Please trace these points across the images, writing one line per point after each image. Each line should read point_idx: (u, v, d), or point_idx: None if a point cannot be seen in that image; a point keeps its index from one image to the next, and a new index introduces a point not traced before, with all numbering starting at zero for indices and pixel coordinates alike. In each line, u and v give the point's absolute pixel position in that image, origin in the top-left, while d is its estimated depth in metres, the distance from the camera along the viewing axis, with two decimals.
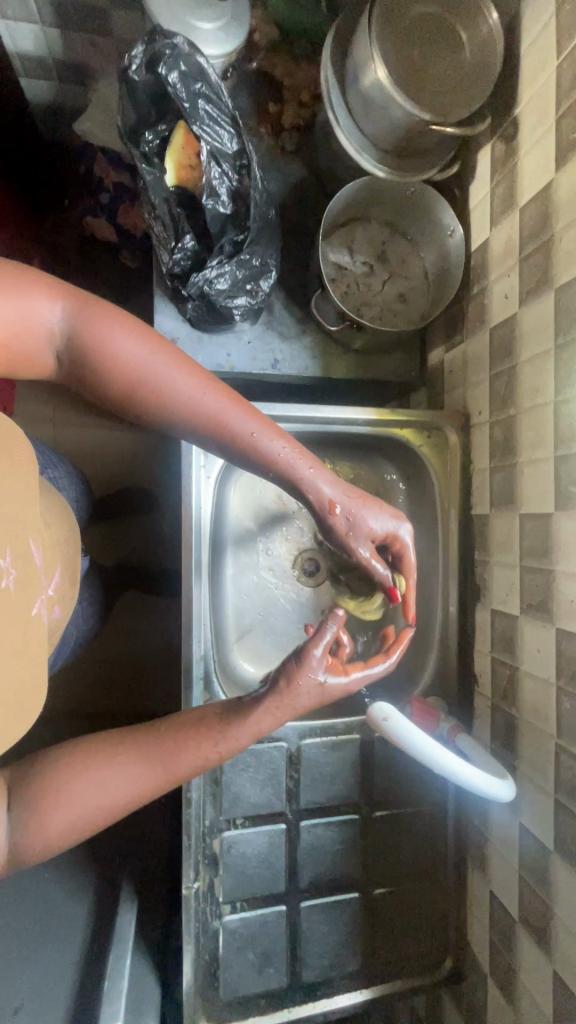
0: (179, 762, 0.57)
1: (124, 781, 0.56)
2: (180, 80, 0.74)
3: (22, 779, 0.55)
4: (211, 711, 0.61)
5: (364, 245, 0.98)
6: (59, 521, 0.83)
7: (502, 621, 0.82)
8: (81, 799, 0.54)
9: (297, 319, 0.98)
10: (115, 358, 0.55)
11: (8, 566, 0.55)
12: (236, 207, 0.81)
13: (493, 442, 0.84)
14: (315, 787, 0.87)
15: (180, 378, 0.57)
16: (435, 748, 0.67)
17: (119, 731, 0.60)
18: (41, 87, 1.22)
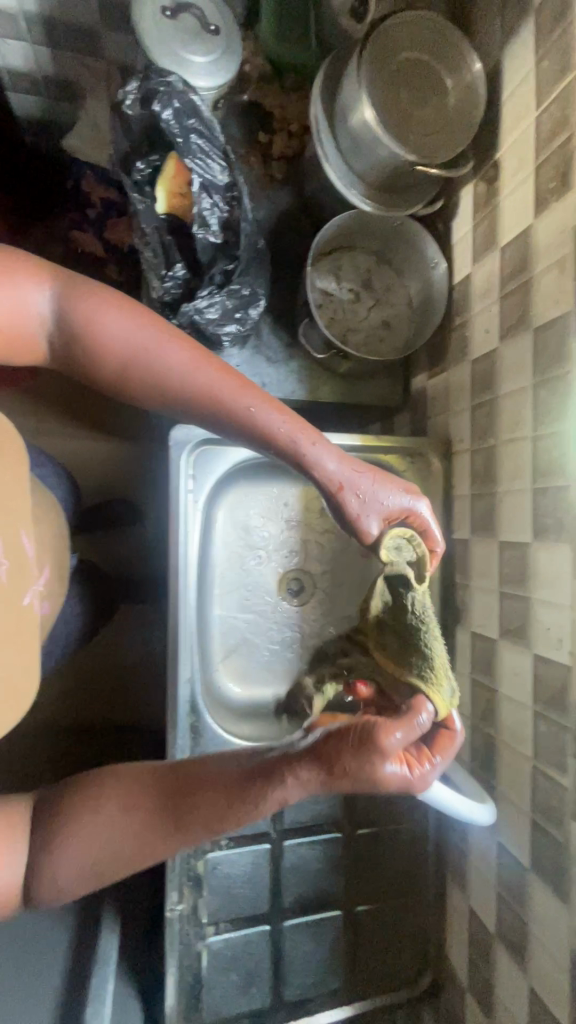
0: (190, 823, 0.54)
1: (132, 831, 0.55)
2: (173, 116, 0.76)
3: (44, 815, 0.57)
4: (229, 764, 0.56)
5: (351, 272, 1.00)
6: (49, 519, 0.88)
7: (481, 644, 0.85)
8: (90, 840, 0.54)
9: (284, 344, 1.00)
10: (104, 337, 0.58)
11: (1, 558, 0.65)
12: (227, 237, 0.82)
13: (474, 470, 0.87)
14: (299, 806, 0.88)
15: (171, 354, 0.59)
16: None
17: (137, 773, 0.58)
18: (29, 103, 1.23)
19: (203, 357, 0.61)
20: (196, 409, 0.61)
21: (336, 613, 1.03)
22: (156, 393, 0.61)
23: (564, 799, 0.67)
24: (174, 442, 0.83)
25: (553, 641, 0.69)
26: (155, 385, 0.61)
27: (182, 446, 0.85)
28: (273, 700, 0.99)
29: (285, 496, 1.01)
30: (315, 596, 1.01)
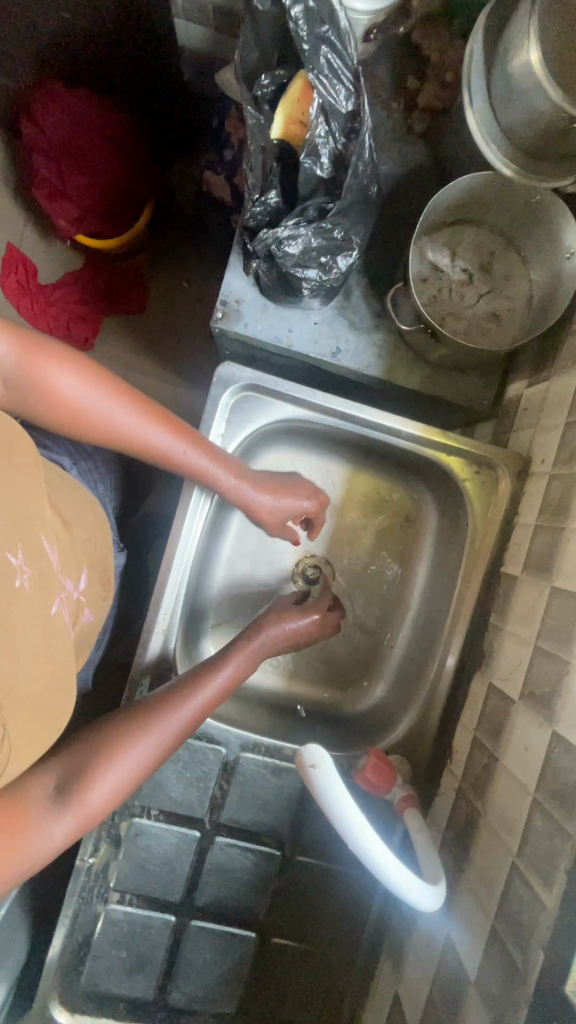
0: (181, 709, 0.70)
1: (136, 758, 0.67)
2: (303, 15, 0.66)
3: (116, 732, 0.68)
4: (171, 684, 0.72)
5: (469, 250, 0.90)
6: (84, 518, 0.78)
7: (496, 701, 0.70)
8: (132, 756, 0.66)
9: (372, 313, 0.91)
10: (61, 396, 0.63)
11: (21, 566, 0.57)
12: (335, 174, 0.75)
13: (546, 499, 0.72)
14: (242, 805, 0.80)
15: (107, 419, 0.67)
16: (357, 816, 0.55)
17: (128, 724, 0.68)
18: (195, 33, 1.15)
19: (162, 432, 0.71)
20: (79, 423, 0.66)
21: (348, 615, 0.94)
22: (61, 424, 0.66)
23: (536, 919, 0.53)
24: (218, 376, 0.77)
25: None
26: (155, 451, 0.71)
27: (225, 385, 0.78)
28: (254, 684, 0.91)
29: (327, 474, 0.94)
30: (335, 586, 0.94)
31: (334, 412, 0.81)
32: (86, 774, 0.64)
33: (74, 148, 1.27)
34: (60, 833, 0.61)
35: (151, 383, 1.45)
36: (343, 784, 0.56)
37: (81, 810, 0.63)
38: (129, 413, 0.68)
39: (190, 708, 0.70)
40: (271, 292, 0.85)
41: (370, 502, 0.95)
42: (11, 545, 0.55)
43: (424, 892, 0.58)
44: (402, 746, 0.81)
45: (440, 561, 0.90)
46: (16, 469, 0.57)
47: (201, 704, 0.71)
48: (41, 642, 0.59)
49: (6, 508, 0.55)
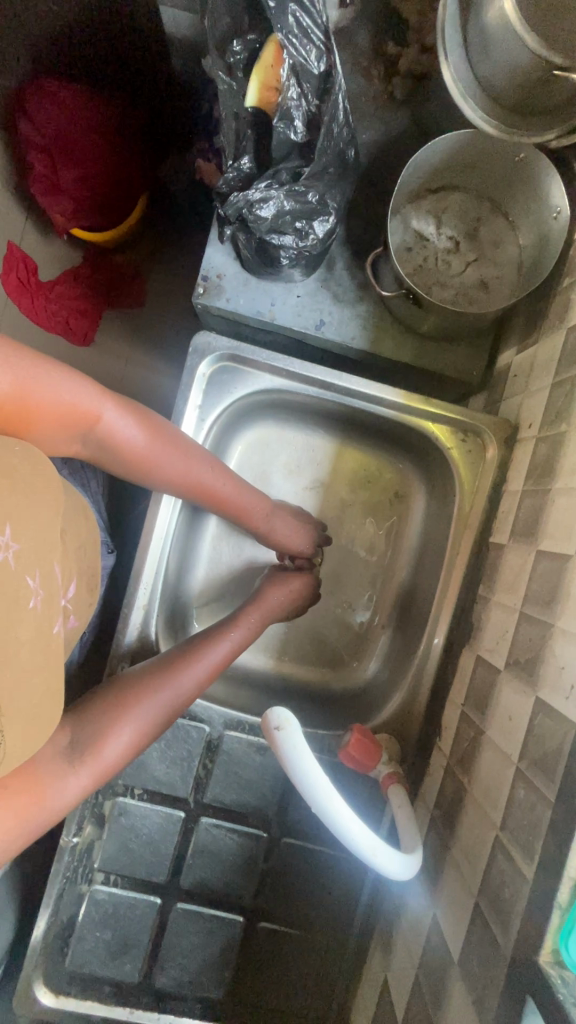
0: (181, 679, 0.71)
1: (144, 718, 0.69)
2: None
3: (123, 700, 0.69)
4: (172, 651, 0.74)
5: (455, 218, 0.89)
6: (76, 525, 0.76)
7: (483, 673, 0.68)
8: (142, 720, 0.69)
9: (356, 283, 0.89)
10: (120, 437, 0.69)
11: (37, 588, 0.59)
12: (309, 137, 0.74)
13: (533, 463, 0.69)
14: (226, 784, 0.78)
15: (160, 459, 0.72)
16: (324, 788, 0.55)
17: (135, 692, 0.70)
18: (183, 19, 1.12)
19: (209, 472, 0.77)
20: (136, 461, 0.72)
21: (336, 593, 0.93)
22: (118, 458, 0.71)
23: (518, 892, 0.50)
24: (193, 344, 0.76)
25: (563, 687, 0.51)
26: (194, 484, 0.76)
27: (201, 354, 0.77)
28: (243, 665, 0.90)
29: (313, 450, 0.93)
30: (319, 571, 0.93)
31: (313, 381, 0.79)
32: (100, 732, 0.67)
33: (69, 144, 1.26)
34: (74, 788, 0.64)
35: (147, 372, 1.45)
36: (309, 748, 0.56)
37: (94, 767, 0.66)
38: (172, 449, 0.73)
39: (192, 673, 0.72)
40: (251, 265, 0.84)
41: (358, 478, 0.93)
42: (30, 569, 0.58)
43: (392, 860, 0.57)
44: (391, 724, 0.78)
45: (430, 536, 0.87)
46: (37, 497, 0.59)
47: (201, 672, 0.72)
48: (44, 657, 0.60)
49: (27, 535, 0.58)
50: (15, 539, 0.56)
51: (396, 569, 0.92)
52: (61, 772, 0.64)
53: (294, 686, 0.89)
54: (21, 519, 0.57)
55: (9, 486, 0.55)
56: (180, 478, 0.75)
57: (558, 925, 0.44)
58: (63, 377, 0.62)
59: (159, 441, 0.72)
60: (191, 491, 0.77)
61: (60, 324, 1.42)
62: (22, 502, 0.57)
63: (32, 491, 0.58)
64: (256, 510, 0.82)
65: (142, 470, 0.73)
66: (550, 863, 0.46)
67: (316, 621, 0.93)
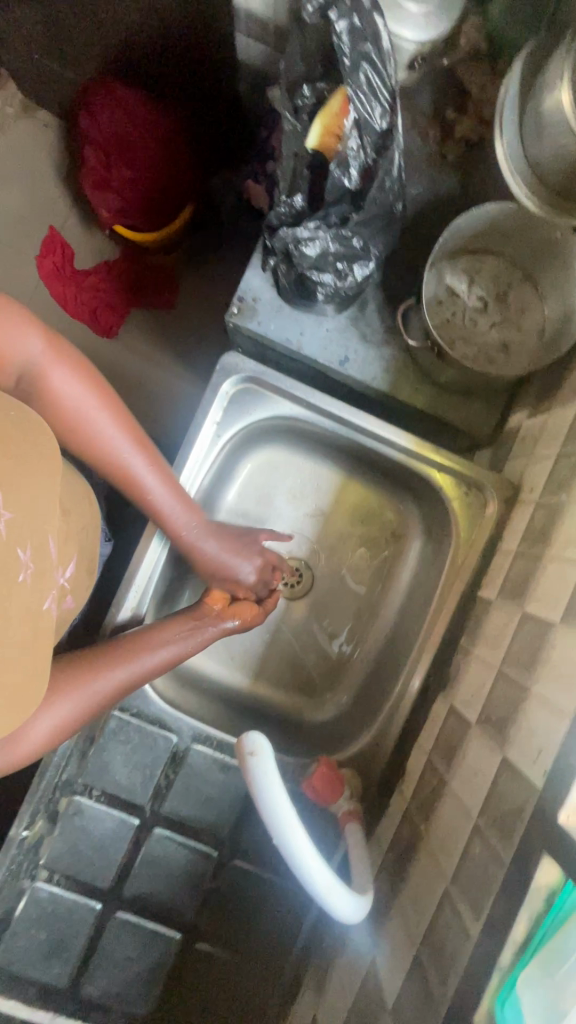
0: (108, 670, 0.71)
1: (67, 705, 0.68)
2: (347, 32, 0.70)
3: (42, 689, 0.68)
4: (114, 644, 0.74)
5: (487, 280, 0.93)
6: (80, 508, 0.79)
7: (453, 724, 0.69)
8: (65, 708, 0.68)
9: (385, 327, 0.92)
10: (62, 404, 0.68)
11: (27, 562, 0.60)
12: (362, 186, 0.77)
13: (530, 526, 0.72)
14: (186, 797, 0.77)
15: (98, 439, 0.70)
16: (286, 818, 0.56)
17: (57, 679, 0.69)
18: (256, 49, 1.17)
19: (146, 473, 0.73)
20: (71, 435, 0.69)
21: (320, 621, 0.94)
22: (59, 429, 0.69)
23: (460, 947, 0.51)
24: (222, 363, 0.78)
25: (531, 751, 0.53)
26: (134, 481, 0.73)
27: (227, 374, 0.79)
28: (218, 680, 0.90)
29: (319, 479, 0.95)
30: (305, 598, 0.95)
31: (331, 415, 0.81)
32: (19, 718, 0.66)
33: (126, 145, 1.32)
34: None
35: (167, 374, 1.48)
36: (284, 788, 0.56)
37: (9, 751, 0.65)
38: (114, 429, 0.71)
39: (121, 668, 0.72)
40: (288, 293, 0.87)
41: (359, 513, 0.95)
42: (21, 541, 0.59)
43: (346, 899, 0.57)
44: (356, 759, 0.79)
45: (420, 580, 0.90)
46: (35, 468, 0.61)
47: (131, 671, 0.72)
48: (30, 637, 0.61)
49: (20, 505, 0.59)
50: (7, 508, 0.57)
51: (381, 607, 0.94)
52: None
53: (266, 708, 0.90)
54: (12, 488, 0.58)
55: (7, 452, 0.58)
56: (114, 468, 0.72)
57: (497, 987, 0.45)
58: (19, 326, 0.63)
59: (104, 412, 0.70)
60: (126, 486, 0.73)
61: (87, 313, 1.48)
62: (15, 473, 0.58)
63: (29, 461, 0.60)
64: (189, 525, 0.77)
65: (79, 444, 0.70)
66: (496, 924, 0.47)
67: (296, 646, 0.93)
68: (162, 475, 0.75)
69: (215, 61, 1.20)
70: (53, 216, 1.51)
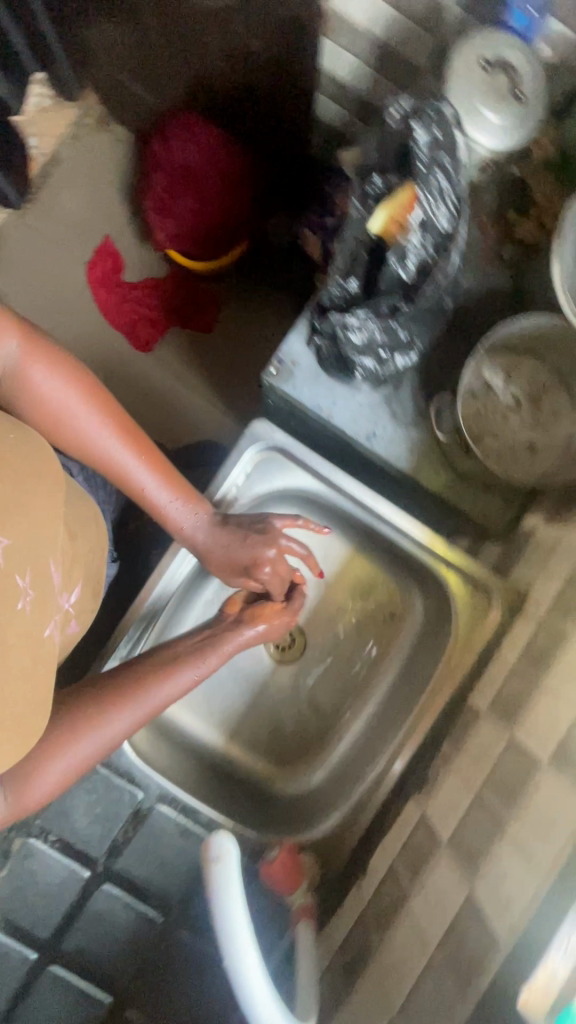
0: (129, 709, 0.70)
1: (81, 751, 0.68)
2: (427, 140, 0.72)
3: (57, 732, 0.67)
4: (133, 676, 0.72)
5: (524, 379, 0.92)
6: (87, 529, 0.79)
7: (422, 835, 0.68)
8: (81, 752, 0.68)
9: (417, 412, 0.93)
10: (42, 398, 0.66)
11: (26, 587, 0.60)
12: (416, 280, 0.79)
13: (530, 646, 0.71)
14: (142, 857, 0.76)
15: (82, 432, 0.69)
16: (235, 927, 0.56)
17: (73, 719, 0.68)
18: (331, 110, 1.21)
19: (134, 462, 0.72)
20: (56, 429, 0.68)
21: (306, 688, 0.93)
22: (43, 424, 0.68)
23: None
24: (248, 431, 0.79)
25: (498, 901, 0.51)
26: (121, 470, 0.72)
27: (253, 440, 0.80)
28: (193, 733, 0.89)
29: (328, 547, 0.94)
30: (295, 664, 0.93)
31: (351, 494, 0.81)
32: (35, 762, 0.65)
33: (192, 176, 1.36)
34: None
35: (197, 405, 1.51)
36: (237, 899, 0.58)
37: (21, 798, 0.65)
38: (96, 423, 0.69)
39: (142, 706, 0.70)
40: (327, 365, 0.88)
41: (362, 586, 0.94)
42: (19, 566, 0.59)
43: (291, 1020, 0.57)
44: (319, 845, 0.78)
45: (413, 667, 0.89)
46: (35, 489, 0.61)
47: (151, 707, 0.71)
48: (32, 666, 0.60)
49: (19, 529, 0.59)
50: (4, 534, 0.57)
51: (368, 684, 0.92)
52: None
53: (238, 769, 0.89)
54: (9, 512, 0.58)
55: (3, 475, 0.58)
56: (102, 459, 0.71)
57: None
58: None
59: (85, 407, 0.68)
60: (116, 476, 0.73)
61: (126, 323, 1.52)
62: (12, 498, 0.59)
63: (27, 484, 0.60)
64: (180, 512, 0.77)
65: (62, 439, 0.69)
66: None
67: (278, 709, 0.92)
68: (150, 462, 0.74)
69: (297, 115, 1.24)
70: (111, 232, 1.55)
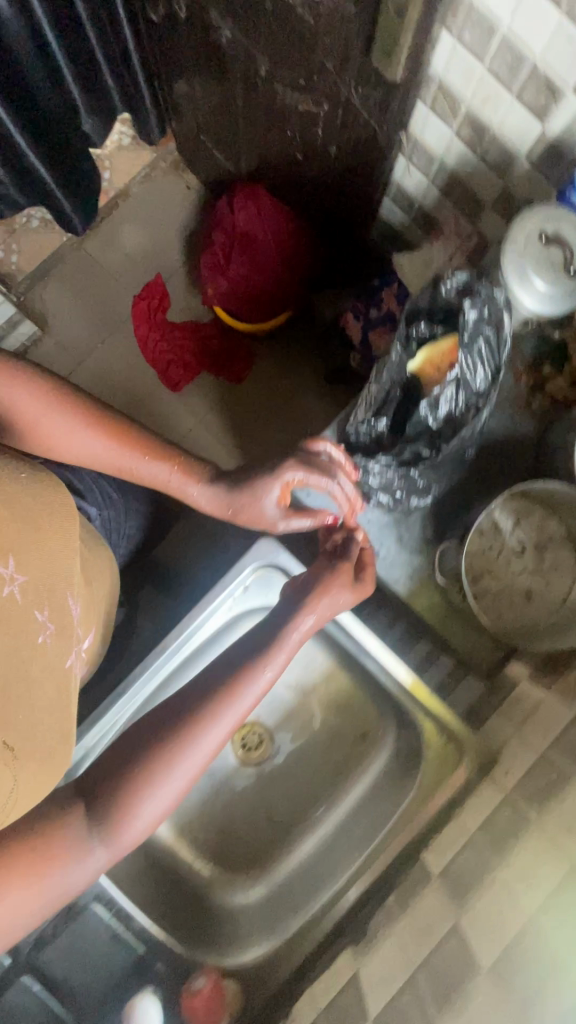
0: (210, 732, 0.67)
1: (174, 779, 0.65)
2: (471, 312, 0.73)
3: (131, 784, 0.64)
4: (197, 705, 0.68)
5: (533, 525, 0.94)
6: (102, 576, 0.87)
7: (352, 997, 0.68)
8: (167, 788, 0.65)
9: (423, 539, 0.94)
10: (24, 414, 0.68)
11: (45, 622, 0.60)
12: (442, 430, 0.81)
13: (491, 820, 0.71)
14: (69, 953, 0.80)
15: (79, 437, 0.71)
16: None
17: (142, 768, 0.65)
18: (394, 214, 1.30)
19: (137, 450, 0.74)
20: (57, 443, 0.71)
21: (265, 795, 0.92)
22: (41, 440, 0.71)
23: None
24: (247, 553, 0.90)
25: None
26: (117, 459, 0.73)
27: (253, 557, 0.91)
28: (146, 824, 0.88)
29: (312, 659, 0.93)
30: (260, 771, 0.93)
31: (341, 621, 0.84)
32: (118, 814, 0.63)
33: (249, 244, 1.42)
34: (93, 867, 0.62)
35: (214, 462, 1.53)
36: None
37: (117, 841, 0.63)
38: (72, 422, 0.71)
39: (225, 719, 0.68)
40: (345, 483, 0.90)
41: (338, 706, 0.93)
42: (38, 604, 0.60)
43: None
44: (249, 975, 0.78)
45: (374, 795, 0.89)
46: (45, 527, 0.62)
47: (227, 725, 0.68)
48: (57, 696, 0.61)
49: (32, 565, 0.59)
50: (19, 570, 0.58)
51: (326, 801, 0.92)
52: (74, 869, 0.60)
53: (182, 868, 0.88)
54: (21, 550, 0.59)
55: (11, 514, 0.59)
56: (106, 455, 0.73)
57: None
58: None
59: (56, 411, 0.70)
60: (127, 468, 0.75)
61: (161, 364, 1.57)
62: (24, 536, 0.59)
63: (36, 524, 0.61)
64: (187, 486, 0.77)
65: (59, 447, 0.71)
66: None
67: (234, 812, 0.91)
68: (148, 449, 0.75)
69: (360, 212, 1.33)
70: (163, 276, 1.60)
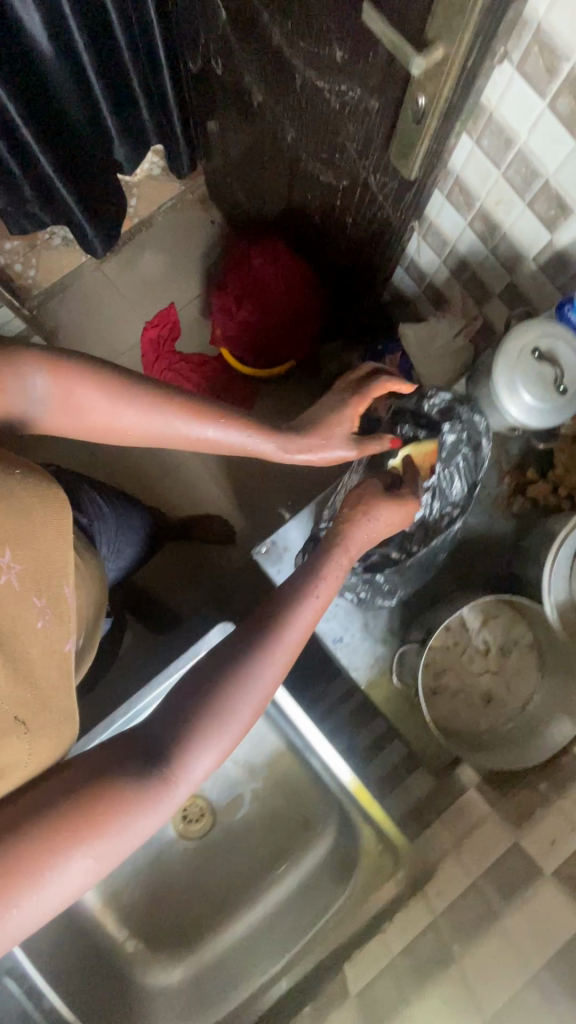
0: (263, 673, 0.59)
1: (249, 700, 0.58)
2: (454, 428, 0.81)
3: (141, 756, 0.54)
4: (214, 666, 0.60)
5: (500, 628, 0.92)
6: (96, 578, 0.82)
7: None
8: (224, 734, 0.56)
9: (389, 629, 0.94)
10: (54, 405, 0.60)
11: (42, 609, 0.52)
12: (416, 532, 0.85)
13: (419, 946, 0.71)
14: None
15: (121, 418, 0.63)
16: None
17: (202, 703, 0.56)
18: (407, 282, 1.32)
19: (182, 409, 0.67)
20: (94, 432, 0.63)
21: (200, 875, 0.91)
22: (74, 428, 0.63)
23: None
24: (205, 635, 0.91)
25: None
26: (158, 425, 0.66)
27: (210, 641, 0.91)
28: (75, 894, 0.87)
29: (263, 743, 0.93)
30: (199, 849, 0.93)
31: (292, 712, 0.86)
32: (165, 766, 0.54)
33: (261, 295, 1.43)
34: (149, 826, 0.52)
35: None
36: None
37: (181, 783, 0.54)
38: (102, 398, 0.62)
39: (281, 653, 0.61)
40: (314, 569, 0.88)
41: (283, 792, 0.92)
42: (33, 589, 0.51)
43: None
44: None
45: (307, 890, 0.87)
46: (39, 514, 0.52)
47: (287, 655, 0.61)
48: (57, 683, 0.54)
49: (28, 551, 0.51)
50: (14, 559, 0.50)
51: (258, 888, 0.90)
52: (140, 808, 0.51)
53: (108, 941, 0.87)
54: (14, 537, 0.50)
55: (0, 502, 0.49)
56: (147, 427, 0.65)
57: None
58: None
59: (85, 392, 0.61)
60: (170, 440, 0.68)
61: None
62: (14, 523, 0.50)
63: (28, 511, 0.51)
64: (234, 440, 0.72)
65: (99, 429, 0.64)
66: None
67: (168, 888, 0.91)
68: (189, 407, 0.68)
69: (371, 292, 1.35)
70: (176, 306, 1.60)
